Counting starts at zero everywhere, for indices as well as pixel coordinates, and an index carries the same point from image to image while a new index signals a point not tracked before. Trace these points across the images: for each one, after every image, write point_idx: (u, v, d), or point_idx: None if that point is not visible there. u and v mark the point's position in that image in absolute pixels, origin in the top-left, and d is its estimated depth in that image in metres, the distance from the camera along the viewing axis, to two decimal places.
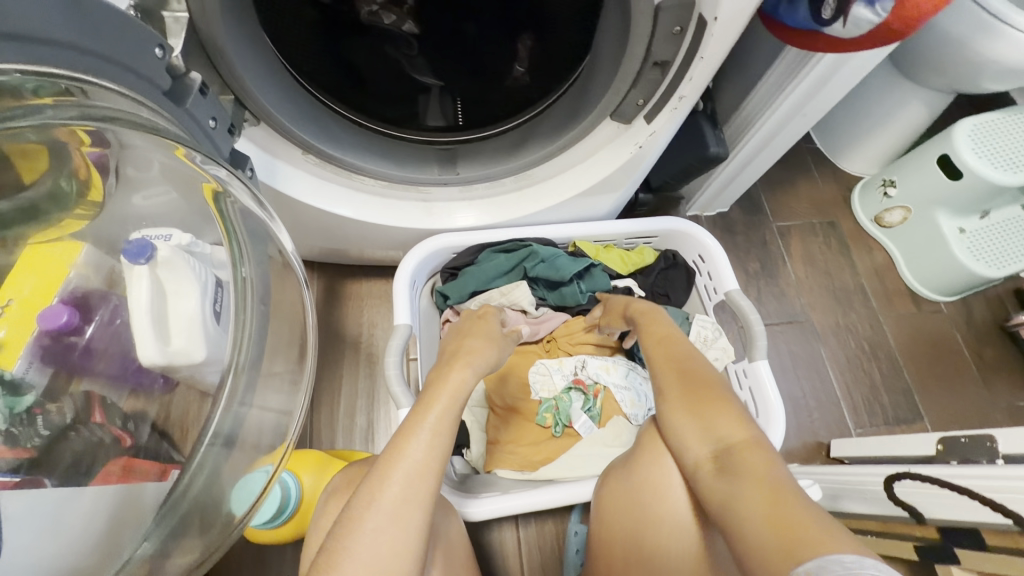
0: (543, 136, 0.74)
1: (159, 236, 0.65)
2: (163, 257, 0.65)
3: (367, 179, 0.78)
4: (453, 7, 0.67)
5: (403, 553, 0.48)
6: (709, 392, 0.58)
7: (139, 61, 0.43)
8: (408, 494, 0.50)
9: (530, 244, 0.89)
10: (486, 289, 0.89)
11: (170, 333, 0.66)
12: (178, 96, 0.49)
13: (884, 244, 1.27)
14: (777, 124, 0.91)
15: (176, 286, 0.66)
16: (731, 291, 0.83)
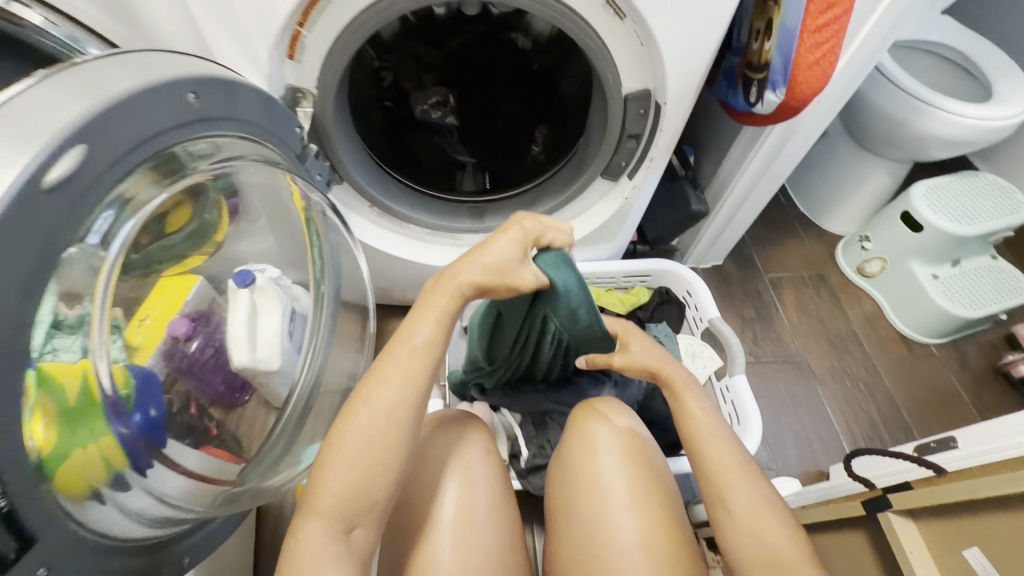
0: (553, 192, 0.95)
1: (256, 268, 0.81)
2: (260, 284, 0.81)
3: (415, 228, 0.99)
4: (491, 109, 1.02)
5: (395, 423, 0.52)
6: (775, 515, 0.55)
7: (287, 136, 0.67)
8: (409, 367, 0.55)
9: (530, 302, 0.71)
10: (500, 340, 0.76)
11: (257, 342, 0.82)
12: (302, 159, 0.73)
13: (870, 293, 1.38)
14: (747, 185, 1.11)
15: (265, 308, 0.82)
16: (713, 317, 0.97)
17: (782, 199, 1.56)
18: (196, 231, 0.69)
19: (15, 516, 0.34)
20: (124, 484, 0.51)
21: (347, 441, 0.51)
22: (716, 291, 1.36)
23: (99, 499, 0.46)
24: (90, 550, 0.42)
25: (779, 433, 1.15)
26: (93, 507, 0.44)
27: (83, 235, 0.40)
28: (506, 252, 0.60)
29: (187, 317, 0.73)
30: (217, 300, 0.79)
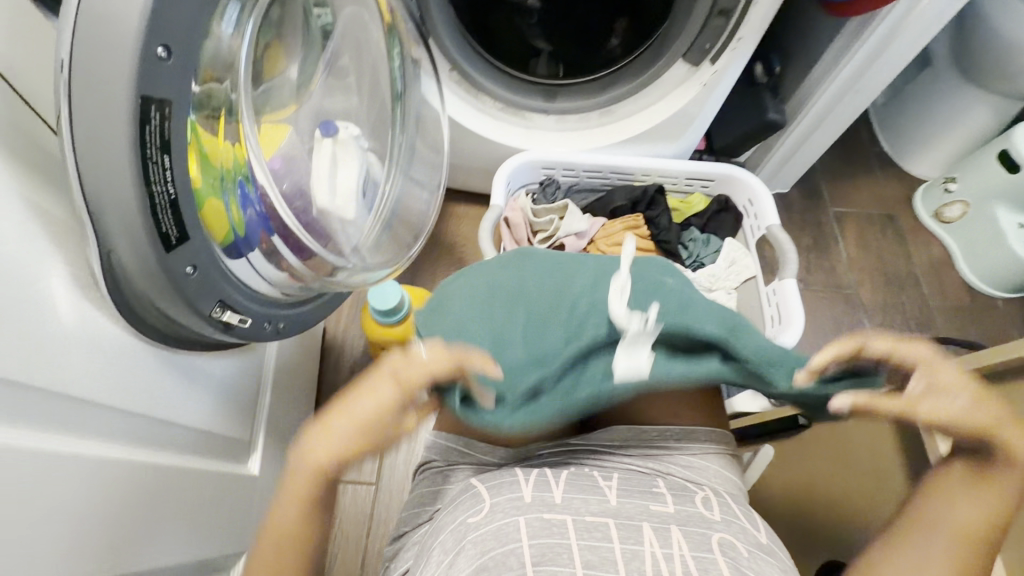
0: (629, 77, 0.96)
1: (339, 121, 0.78)
2: (344, 137, 0.78)
3: (489, 100, 1.01)
4: None
5: (301, 533, 0.51)
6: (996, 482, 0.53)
7: None
8: (320, 472, 0.50)
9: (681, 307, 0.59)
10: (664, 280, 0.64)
11: (336, 187, 0.76)
12: None
13: (942, 238, 1.32)
14: (831, 102, 1.05)
15: (346, 159, 0.78)
16: (772, 226, 0.97)
17: (865, 133, 1.46)
18: (307, 65, 0.71)
19: (179, 209, 0.43)
20: (236, 251, 0.56)
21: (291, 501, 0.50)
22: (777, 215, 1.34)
23: (236, 255, 0.55)
24: (221, 276, 0.51)
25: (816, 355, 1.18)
26: (229, 255, 0.54)
27: (225, 15, 0.47)
28: (373, 405, 0.51)
29: (281, 162, 0.68)
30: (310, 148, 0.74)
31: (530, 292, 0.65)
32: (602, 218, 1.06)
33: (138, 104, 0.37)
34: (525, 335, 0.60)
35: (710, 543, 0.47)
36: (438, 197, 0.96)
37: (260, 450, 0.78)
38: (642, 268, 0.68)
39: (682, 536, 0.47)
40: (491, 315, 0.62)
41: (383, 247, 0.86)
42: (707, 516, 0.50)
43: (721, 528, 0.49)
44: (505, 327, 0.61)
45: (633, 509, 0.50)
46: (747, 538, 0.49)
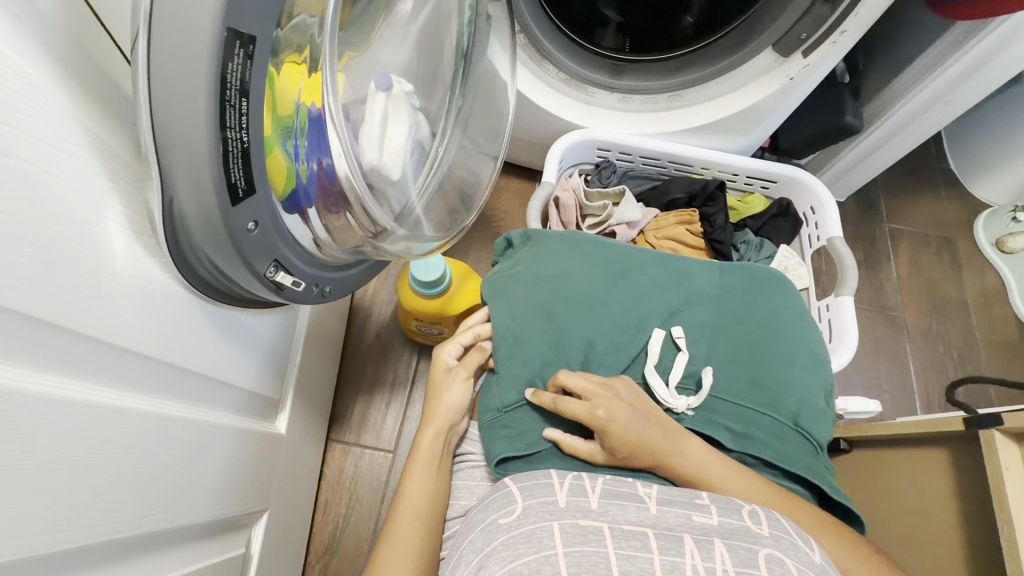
0: (706, 60, 0.89)
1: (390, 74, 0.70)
2: (397, 93, 0.71)
3: (552, 70, 0.94)
4: None
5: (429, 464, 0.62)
6: None
7: None
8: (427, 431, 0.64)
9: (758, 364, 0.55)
10: (751, 324, 0.58)
11: (385, 146, 0.69)
12: None
13: (998, 268, 1.26)
14: (913, 112, 0.99)
15: (398, 116, 0.71)
16: (834, 237, 0.92)
17: (933, 149, 1.38)
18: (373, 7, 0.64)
19: (250, 158, 0.39)
20: (291, 207, 0.51)
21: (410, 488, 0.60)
22: None
23: (291, 208, 0.52)
24: (278, 235, 0.47)
25: (853, 374, 1.14)
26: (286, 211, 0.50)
27: None
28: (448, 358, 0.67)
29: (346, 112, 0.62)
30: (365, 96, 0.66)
31: (612, 301, 0.59)
32: (655, 210, 1.01)
33: (224, 37, 0.33)
34: (593, 353, 0.56)
35: (756, 559, 0.40)
36: (494, 168, 0.93)
37: (288, 408, 0.76)
38: (756, 297, 0.59)
39: (726, 551, 0.40)
40: (564, 318, 0.57)
41: (434, 213, 0.82)
42: (755, 531, 0.43)
43: (769, 544, 0.42)
44: (576, 335, 0.56)
45: (673, 518, 0.44)
46: (799, 557, 0.41)
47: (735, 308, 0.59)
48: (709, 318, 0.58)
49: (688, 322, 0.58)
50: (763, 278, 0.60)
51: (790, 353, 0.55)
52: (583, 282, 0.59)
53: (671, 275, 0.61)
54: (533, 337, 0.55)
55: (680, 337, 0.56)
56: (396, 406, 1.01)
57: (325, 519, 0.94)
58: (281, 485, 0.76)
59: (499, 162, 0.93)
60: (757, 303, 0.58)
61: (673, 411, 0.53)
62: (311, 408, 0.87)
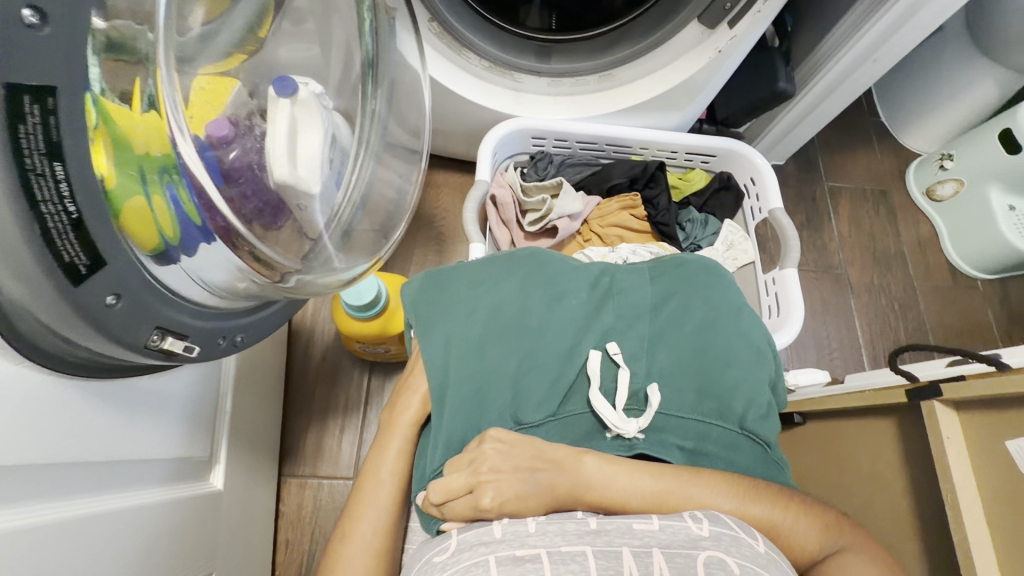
0: (634, 36, 0.84)
1: (296, 77, 0.66)
2: (303, 97, 0.65)
3: (474, 58, 0.88)
4: None
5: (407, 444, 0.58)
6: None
7: None
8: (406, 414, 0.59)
9: (700, 373, 0.52)
10: (689, 327, 0.54)
11: (297, 160, 0.63)
12: None
13: (930, 216, 1.30)
14: (843, 73, 0.98)
15: (308, 125, 0.65)
16: (775, 209, 0.92)
17: (864, 102, 1.40)
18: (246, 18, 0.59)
19: (87, 229, 0.35)
20: (164, 258, 0.44)
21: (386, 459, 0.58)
22: None
23: (175, 261, 0.45)
24: (158, 299, 0.42)
25: (804, 337, 1.17)
26: (158, 265, 0.43)
27: None
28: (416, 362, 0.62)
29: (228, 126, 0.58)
30: (257, 112, 0.62)
31: (544, 324, 0.54)
32: (597, 197, 0.97)
33: (7, 96, 0.29)
34: (530, 383, 0.52)
35: (697, 566, 0.38)
36: (417, 173, 0.84)
37: (223, 460, 0.70)
38: (695, 297, 0.56)
39: (665, 561, 0.38)
40: (494, 351, 0.52)
41: (358, 232, 0.75)
42: (694, 532, 0.40)
43: (709, 544, 0.39)
44: (506, 367, 0.51)
45: (613, 531, 0.41)
46: (741, 552, 0.40)
47: (674, 313, 0.55)
48: (649, 328, 0.55)
49: (624, 334, 0.54)
50: (701, 275, 0.57)
51: (732, 353, 0.52)
52: (513, 309, 0.55)
53: (603, 287, 0.58)
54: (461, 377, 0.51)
55: (616, 352, 0.52)
56: (351, 431, 0.96)
57: (289, 558, 0.90)
58: (228, 541, 0.71)
59: (424, 161, 0.84)
60: (696, 304, 0.55)
61: (624, 438, 0.50)
62: (255, 450, 0.81)
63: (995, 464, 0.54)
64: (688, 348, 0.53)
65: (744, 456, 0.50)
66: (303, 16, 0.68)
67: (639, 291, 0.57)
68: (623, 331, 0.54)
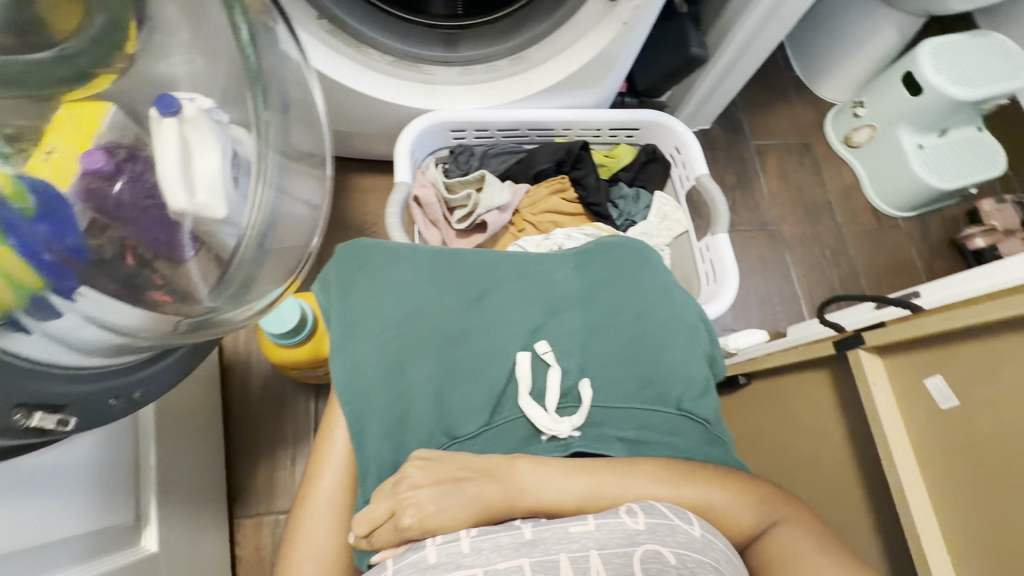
0: (541, 14, 0.81)
1: (179, 94, 0.60)
2: (190, 116, 0.60)
3: (375, 54, 0.83)
4: None
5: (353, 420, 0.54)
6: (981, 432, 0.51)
7: None
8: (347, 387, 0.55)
9: (636, 362, 0.51)
10: (621, 315, 0.53)
11: (196, 186, 0.57)
12: None
13: (851, 164, 1.36)
14: (751, 34, 0.99)
15: (201, 146, 0.59)
16: (701, 175, 0.92)
17: (780, 58, 1.43)
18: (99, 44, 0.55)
19: None
20: None
21: (318, 504, 0.52)
22: None
23: None
24: None
25: (747, 295, 1.20)
26: None
27: None
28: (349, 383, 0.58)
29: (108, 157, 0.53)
30: (145, 135, 0.58)
31: (471, 330, 0.52)
32: (525, 184, 0.95)
33: None
34: (462, 393, 0.49)
35: (633, 564, 0.37)
36: (325, 185, 0.73)
37: (155, 516, 0.65)
38: (624, 283, 0.55)
39: (603, 563, 0.37)
40: (420, 364, 0.49)
41: (272, 254, 0.64)
42: (630, 527, 0.40)
43: (645, 538, 0.39)
44: (436, 381, 0.49)
45: (550, 538, 0.39)
46: (678, 540, 0.40)
47: (605, 302, 0.54)
48: (581, 321, 0.53)
49: (557, 331, 0.53)
50: (629, 259, 0.56)
51: (665, 338, 0.52)
52: (437, 318, 0.51)
53: (530, 281, 0.55)
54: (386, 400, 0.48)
55: (546, 351, 0.51)
56: (303, 459, 0.92)
57: None
58: None
59: (331, 169, 0.72)
60: (627, 290, 0.55)
61: (558, 439, 0.48)
62: (196, 498, 0.76)
63: (917, 402, 0.56)
64: (621, 337, 0.53)
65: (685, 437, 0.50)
66: (177, 26, 0.62)
67: (567, 284, 0.56)
68: (554, 328, 0.53)
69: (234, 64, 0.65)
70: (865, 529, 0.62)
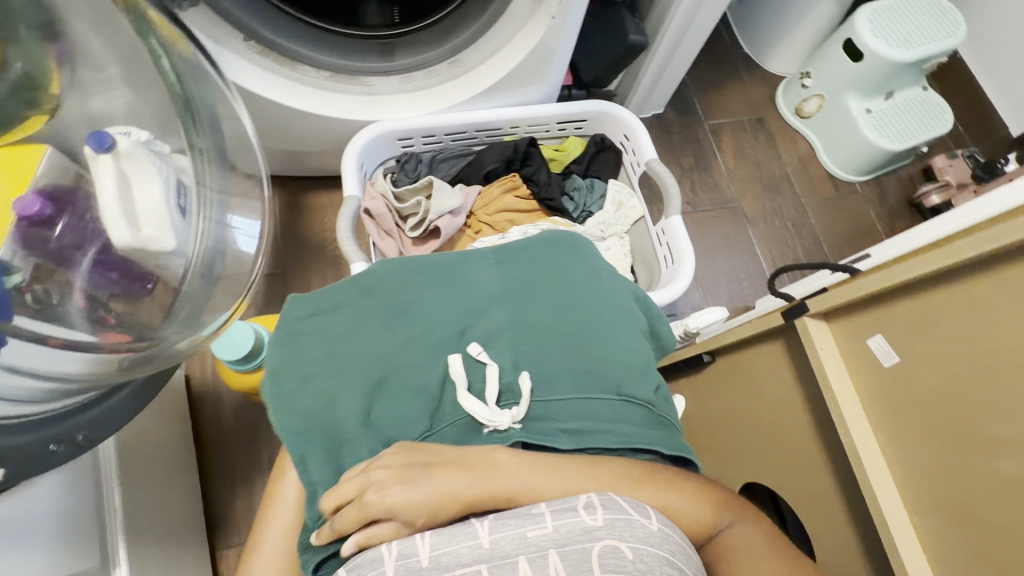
0: (471, 17, 0.81)
1: (113, 129, 0.61)
2: (125, 149, 0.60)
3: (311, 70, 0.83)
4: None
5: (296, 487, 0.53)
6: (926, 397, 0.51)
7: None
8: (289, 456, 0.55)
9: (571, 353, 0.51)
10: (550, 310, 0.54)
11: (138, 219, 0.60)
12: None
13: (805, 134, 1.37)
14: (687, 16, 1.00)
15: (142, 179, 0.61)
16: (650, 160, 0.92)
17: (727, 37, 1.44)
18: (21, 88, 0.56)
19: None
20: None
21: (271, 535, 0.51)
22: (656, 140, 1.31)
23: None
24: None
25: (714, 274, 1.21)
26: None
27: None
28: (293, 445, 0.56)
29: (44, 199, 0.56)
30: (85, 173, 0.60)
31: (398, 344, 0.52)
32: (477, 186, 0.95)
33: None
34: (394, 406, 0.48)
35: (591, 559, 0.36)
36: (264, 206, 0.72)
37: (126, 558, 0.63)
38: (546, 277, 0.57)
39: (561, 561, 0.36)
40: (352, 385, 0.49)
41: (225, 266, 0.67)
42: (587, 523, 0.39)
43: (603, 534, 0.38)
44: (367, 399, 0.48)
45: (508, 543, 0.38)
46: (635, 534, 0.38)
47: (532, 297, 0.55)
48: (510, 317, 0.53)
49: (487, 331, 0.52)
50: (544, 256, 0.59)
51: (591, 325, 0.53)
52: (362, 342, 0.52)
53: (453, 287, 0.56)
54: (321, 423, 0.48)
55: (478, 351, 0.50)
56: None
57: None
58: None
59: (267, 192, 0.72)
60: (549, 285, 0.56)
61: (499, 431, 0.47)
62: (171, 536, 0.75)
63: (861, 361, 0.57)
64: (551, 330, 0.52)
65: (630, 425, 0.49)
66: (104, 60, 0.61)
67: (490, 285, 0.56)
68: (484, 329, 0.52)
69: (162, 92, 0.64)
70: (832, 493, 0.63)
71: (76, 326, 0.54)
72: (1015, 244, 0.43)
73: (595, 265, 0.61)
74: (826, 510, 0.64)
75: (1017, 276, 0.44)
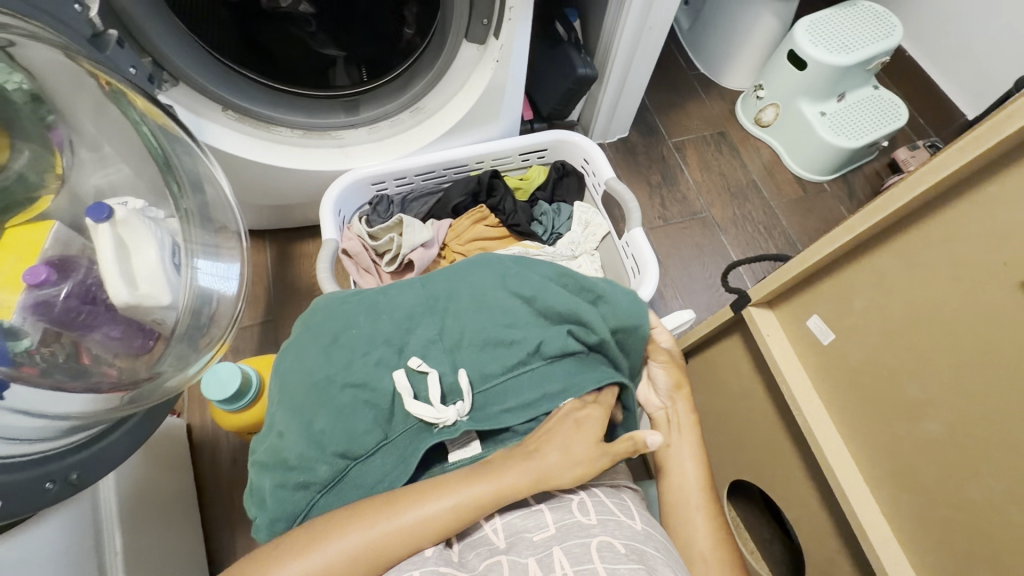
0: (425, 67, 0.88)
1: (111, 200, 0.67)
2: (122, 217, 0.67)
3: (286, 130, 0.92)
4: None
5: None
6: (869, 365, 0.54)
7: (60, 10, 0.54)
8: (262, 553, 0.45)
9: (505, 352, 0.55)
10: (480, 316, 0.57)
11: (135, 278, 0.67)
12: (100, 45, 0.60)
13: (767, 141, 1.43)
14: (630, 45, 1.08)
15: (138, 243, 0.68)
16: (609, 179, 0.98)
17: (681, 61, 1.53)
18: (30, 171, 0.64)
19: None
20: None
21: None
22: (622, 162, 1.37)
23: None
24: None
25: (691, 283, 1.24)
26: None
27: None
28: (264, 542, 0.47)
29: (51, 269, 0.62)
30: (90, 245, 0.67)
31: (333, 368, 0.54)
32: (447, 220, 1.01)
33: None
34: (338, 423, 0.51)
35: (590, 552, 0.41)
36: (242, 253, 0.80)
37: None
38: (466, 287, 0.60)
39: (564, 554, 0.41)
40: (296, 413, 0.52)
41: (212, 309, 0.75)
42: (584, 522, 0.44)
43: (598, 532, 0.43)
44: (309, 423, 0.51)
45: (521, 544, 0.44)
46: (625, 533, 0.44)
47: (458, 307, 0.58)
48: (440, 330, 0.57)
49: (421, 344, 0.56)
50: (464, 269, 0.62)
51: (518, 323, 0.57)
52: (301, 373, 0.55)
53: (381, 310, 0.59)
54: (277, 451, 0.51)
55: (418, 363, 0.54)
56: None
57: None
58: None
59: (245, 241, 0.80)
60: (472, 292, 0.59)
61: (448, 426, 0.51)
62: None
63: (805, 339, 0.61)
64: (482, 335, 0.56)
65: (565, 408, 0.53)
66: (99, 141, 0.68)
67: (416, 302, 0.59)
68: (418, 343, 0.56)
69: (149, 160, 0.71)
70: (801, 477, 0.64)
71: (76, 379, 0.60)
72: (899, 213, 0.48)
73: (513, 263, 0.64)
74: (799, 495, 0.66)
75: (905, 244, 0.49)
